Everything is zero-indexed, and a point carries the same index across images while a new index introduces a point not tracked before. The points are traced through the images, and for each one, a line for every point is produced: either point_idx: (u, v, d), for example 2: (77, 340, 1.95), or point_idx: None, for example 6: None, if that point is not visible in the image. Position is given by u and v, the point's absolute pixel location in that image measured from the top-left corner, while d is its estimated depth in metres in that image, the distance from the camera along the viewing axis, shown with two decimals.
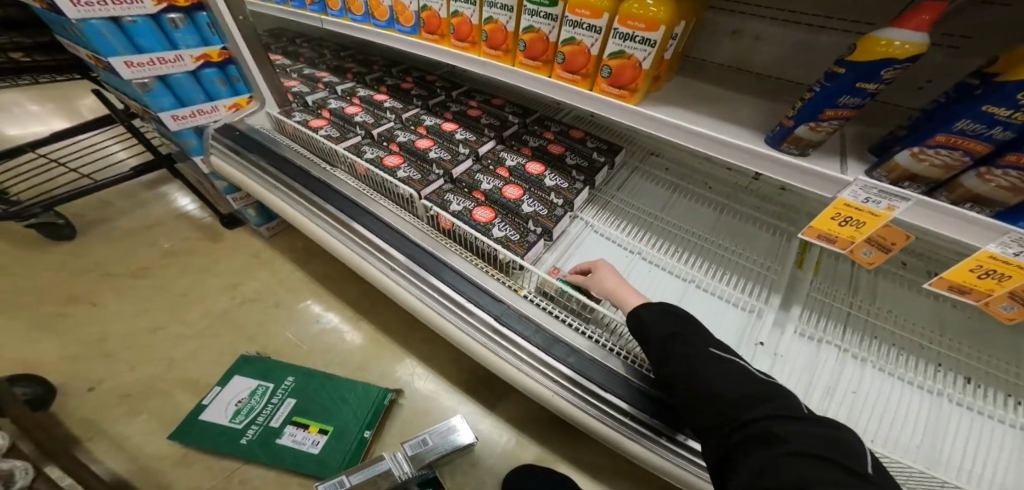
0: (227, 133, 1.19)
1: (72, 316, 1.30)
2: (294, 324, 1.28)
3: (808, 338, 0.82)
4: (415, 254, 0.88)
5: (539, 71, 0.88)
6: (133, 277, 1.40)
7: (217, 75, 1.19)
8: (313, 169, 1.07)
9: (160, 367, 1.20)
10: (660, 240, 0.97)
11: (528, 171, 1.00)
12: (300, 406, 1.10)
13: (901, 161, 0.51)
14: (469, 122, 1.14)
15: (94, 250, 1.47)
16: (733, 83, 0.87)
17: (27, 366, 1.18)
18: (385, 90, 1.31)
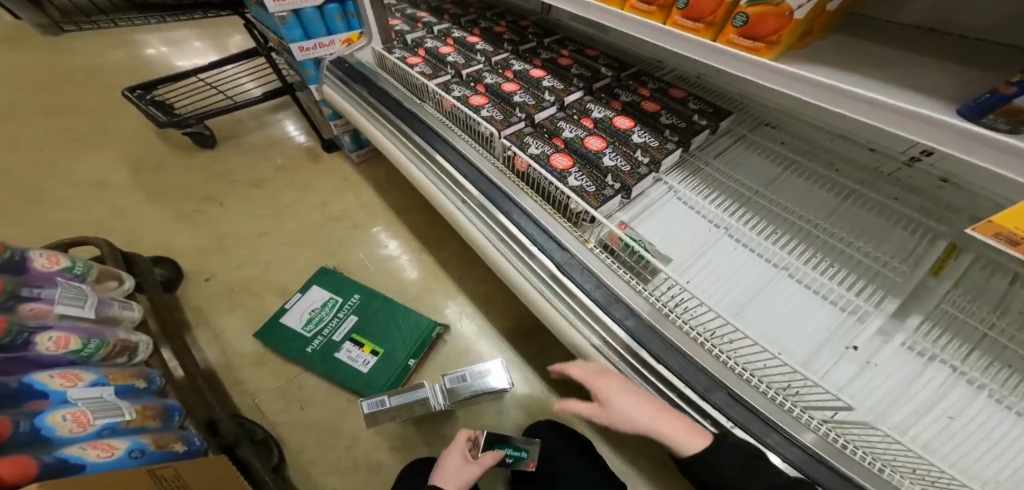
0: (340, 67, 1.28)
1: (204, 214, 1.57)
2: (367, 246, 1.39)
3: (911, 351, 0.66)
4: (487, 189, 0.88)
5: (653, 18, 0.80)
6: (251, 187, 1.62)
7: (337, 11, 1.31)
8: (406, 102, 1.11)
9: (260, 267, 1.40)
10: (754, 217, 0.85)
11: (616, 125, 0.92)
12: (359, 326, 1.20)
13: None
14: (559, 70, 1.09)
15: (226, 161, 1.74)
16: (902, 44, 0.69)
17: (169, 249, 1.46)
18: (478, 33, 1.30)
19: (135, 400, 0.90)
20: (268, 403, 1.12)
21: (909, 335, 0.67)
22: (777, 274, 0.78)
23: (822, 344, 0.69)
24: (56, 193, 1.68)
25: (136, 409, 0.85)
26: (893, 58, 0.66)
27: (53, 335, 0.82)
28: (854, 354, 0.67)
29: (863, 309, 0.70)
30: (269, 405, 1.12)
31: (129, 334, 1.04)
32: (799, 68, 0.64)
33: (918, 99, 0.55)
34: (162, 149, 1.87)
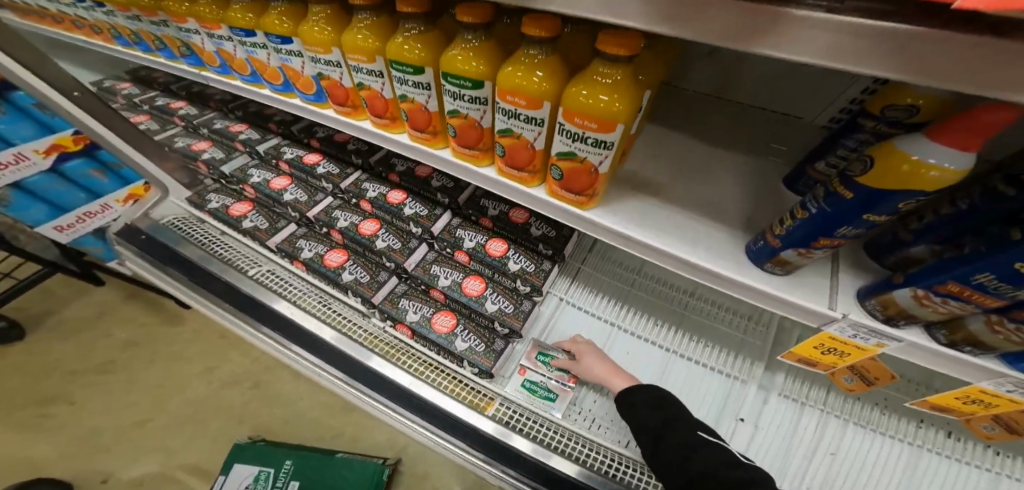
0: (133, 238, 1.05)
1: (55, 417, 1.28)
2: (278, 405, 1.30)
3: (790, 400, 0.82)
4: (365, 373, 0.88)
5: (477, 161, 0.71)
6: (96, 375, 1.35)
7: (88, 166, 1.03)
8: (230, 275, 0.96)
9: (158, 459, 1.22)
10: (637, 308, 0.93)
11: (489, 253, 0.90)
12: (305, 489, 1.12)
13: (900, 299, 0.47)
14: (416, 187, 0.97)
15: (47, 348, 1.39)
16: (710, 146, 0.78)
17: (36, 468, 1.20)
18: (317, 146, 1.08)
19: None
20: None
21: (783, 387, 0.83)
22: (671, 358, 0.88)
23: (720, 418, 0.81)
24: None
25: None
26: (700, 162, 0.74)
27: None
28: (745, 424, 0.80)
29: (741, 376, 0.84)
30: None
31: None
32: (632, 217, 0.63)
33: (721, 233, 0.62)
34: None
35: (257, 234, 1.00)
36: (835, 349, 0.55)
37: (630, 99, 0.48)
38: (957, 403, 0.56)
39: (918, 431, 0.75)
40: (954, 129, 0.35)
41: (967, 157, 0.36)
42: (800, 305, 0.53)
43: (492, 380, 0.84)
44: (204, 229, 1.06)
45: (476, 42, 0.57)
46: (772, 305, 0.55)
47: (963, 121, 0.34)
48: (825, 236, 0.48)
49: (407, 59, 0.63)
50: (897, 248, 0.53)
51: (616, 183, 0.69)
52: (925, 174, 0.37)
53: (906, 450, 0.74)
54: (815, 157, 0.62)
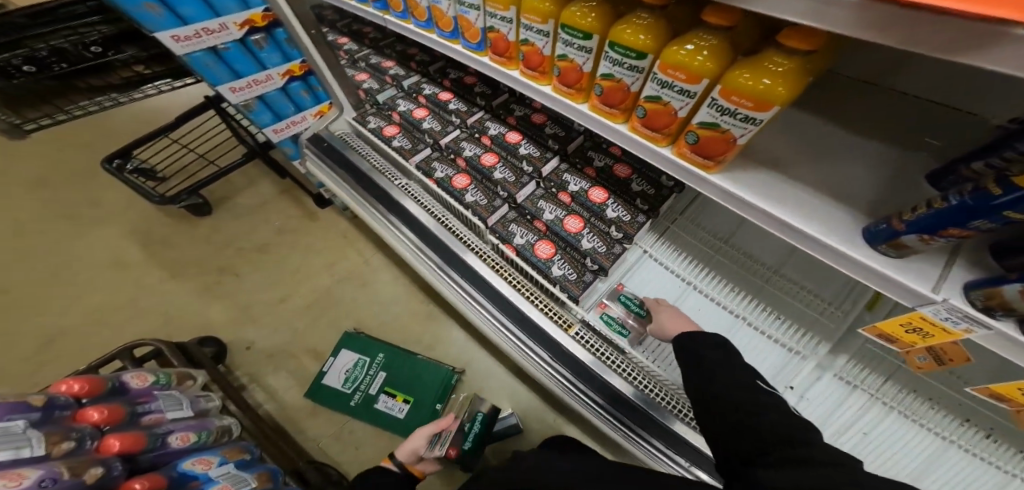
0: (318, 144, 1.27)
1: (224, 285, 1.60)
2: (378, 306, 1.54)
3: (843, 381, 0.88)
4: (473, 278, 1.07)
5: (613, 117, 0.83)
6: (256, 253, 1.66)
7: (302, 88, 1.21)
8: (381, 179, 1.18)
9: (289, 334, 1.51)
10: (717, 276, 1.03)
11: (591, 199, 1.02)
12: (390, 380, 1.39)
13: (1007, 292, 0.49)
14: (535, 132, 1.12)
15: (224, 225, 1.74)
16: (849, 136, 0.79)
17: (201, 328, 1.52)
18: (449, 85, 1.26)
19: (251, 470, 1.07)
20: (332, 448, 1.33)
21: (840, 370, 0.88)
22: (737, 324, 0.98)
23: (769, 381, 0.92)
24: (52, 280, 1.64)
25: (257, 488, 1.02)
26: (833, 148, 0.77)
27: (176, 433, 0.98)
28: (793, 392, 0.89)
29: (802, 352, 0.92)
30: (333, 449, 1.33)
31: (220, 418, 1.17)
32: (744, 180, 0.73)
33: (839, 212, 0.68)
34: (149, 209, 1.81)
35: (403, 153, 1.17)
36: (919, 328, 0.62)
37: (794, 85, 0.55)
38: (1016, 396, 0.61)
39: (972, 436, 0.75)
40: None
41: None
42: (890, 277, 0.60)
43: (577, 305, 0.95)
44: (365, 142, 1.26)
45: (649, 19, 0.66)
46: (860, 272, 0.64)
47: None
48: (956, 227, 0.51)
49: (579, 25, 0.73)
50: (1017, 251, 0.54)
51: (742, 156, 0.77)
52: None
53: (942, 444, 0.77)
54: (968, 156, 0.60)
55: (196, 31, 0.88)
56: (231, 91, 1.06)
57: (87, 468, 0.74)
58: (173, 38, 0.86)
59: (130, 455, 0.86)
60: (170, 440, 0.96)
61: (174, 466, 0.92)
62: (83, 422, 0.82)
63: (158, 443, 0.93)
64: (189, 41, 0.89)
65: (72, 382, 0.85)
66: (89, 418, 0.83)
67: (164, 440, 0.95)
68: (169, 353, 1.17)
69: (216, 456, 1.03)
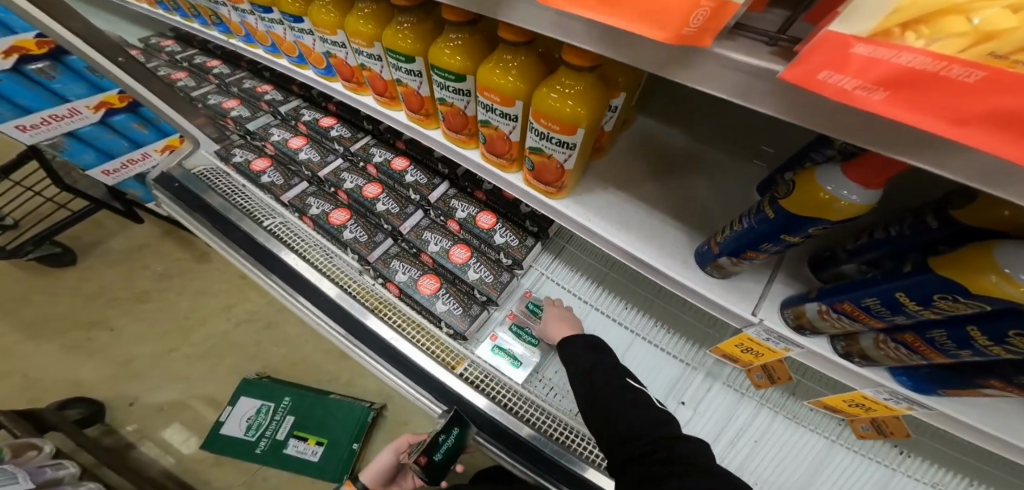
0: (168, 185, 1.14)
1: (96, 340, 1.44)
2: (284, 345, 1.45)
3: (731, 389, 0.91)
4: (352, 324, 0.98)
5: (465, 143, 0.75)
6: (135, 302, 1.51)
7: (132, 120, 1.19)
8: (245, 223, 1.06)
9: (183, 385, 1.39)
10: (617, 293, 1.02)
11: (479, 225, 0.97)
12: (299, 422, 1.30)
13: (808, 311, 0.54)
14: (419, 154, 1.06)
15: (96, 274, 1.56)
16: (695, 148, 0.77)
17: (74, 387, 1.36)
18: (334, 109, 1.16)
19: None
20: None
21: (727, 378, 0.92)
22: (636, 341, 0.97)
23: (664, 399, 0.91)
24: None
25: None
26: (680, 159, 0.76)
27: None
28: (685, 406, 0.90)
29: (692, 363, 0.94)
30: None
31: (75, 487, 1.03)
32: (597, 210, 0.70)
33: (678, 234, 0.67)
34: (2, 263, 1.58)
35: (274, 190, 1.08)
36: (751, 349, 0.66)
37: (591, 105, 0.53)
38: (845, 405, 0.68)
39: (834, 427, 0.84)
40: (859, 167, 0.38)
41: (868, 195, 0.38)
42: (724, 305, 0.60)
43: (467, 342, 0.94)
44: (228, 181, 1.14)
45: (461, 39, 0.60)
46: (707, 305, 0.62)
47: (868, 159, 0.37)
48: (753, 248, 0.52)
49: (401, 48, 0.64)
50: (831, 264, 0.57)
51: (588, 174, 0.74)
52: (835, 206, 0.40)
53: (820, 441, 0.84)
54: (784, 166, 0.60)
55: None
56: (19, 129, 1.01)
57: None
58: None
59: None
60: None
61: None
62: None
63: None
64: None
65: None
66: None
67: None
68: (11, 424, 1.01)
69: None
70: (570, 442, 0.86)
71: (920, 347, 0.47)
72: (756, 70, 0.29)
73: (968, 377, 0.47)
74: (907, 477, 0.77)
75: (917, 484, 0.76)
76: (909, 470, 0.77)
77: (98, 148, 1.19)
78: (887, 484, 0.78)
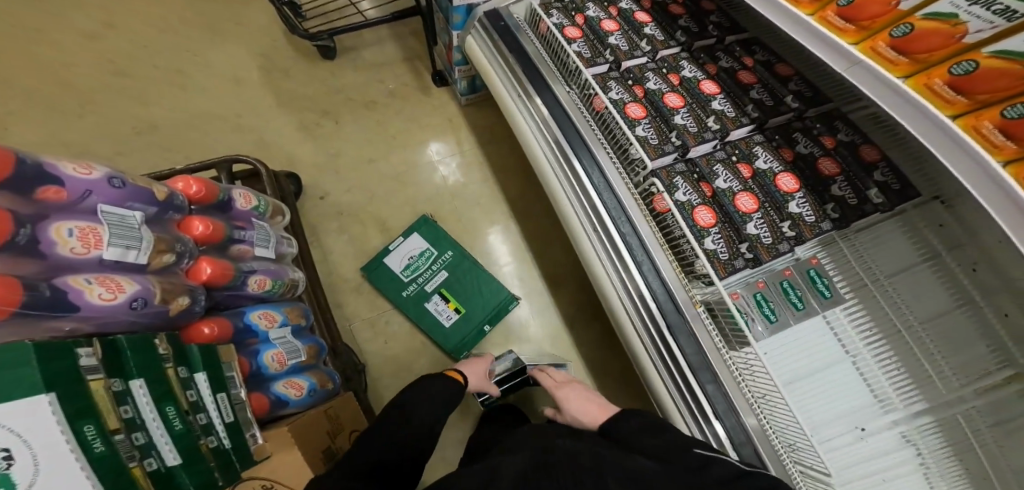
0: (495, 21, 1.12)
1: (324, 128, 1.52)
2: (460, 205, 1.45)
3: (907, 439, 0.79)
4: (614, 211, 0.93)
5: (894, 73, 0.53)
6: (362, 108, 1.55)
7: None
8: (553, 80, 1.04)
9: (366, 199, 1.44)
10: (857, 303, 0.87)
11: (779, 186, 0.88)
12: (449, 282, 1.34)
13: None
14: (736, 89, 0.97)
15: (334, 68, 1.62)
16: None
17: (291, 161, 1.47)
18: (649, 7, 1.11)
19: (302, 339, 0.99)
20: (359, 333, 1.30)
21: (909, 428, 0.79)
22: (843, 360, 0.85)
23: (836, 420, 0.83)
24: (169, 75, 1.60)
25: (293, 383, 0.87)
26: None
27: (255, 277, 0.90)
28: (860, 433, 0.81)
29: (890, 405, 0.81)
30: (360, 334, 1.30)
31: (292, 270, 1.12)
32: None
33: None
34: (272, 25, 1.73)
35: (579, 59, 1.02)
36: None
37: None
38: None
39: None
40: None
41: None
42: None
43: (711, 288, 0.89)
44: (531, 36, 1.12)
45: None
46: None
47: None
48: None
49: None
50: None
51: None
52: None
53: None
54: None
55: None
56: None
57: (176, 296, 0.67)
58: None
59: (209, 287, 0.79)
60: (248, 282, 0.88)
61: (241, 315, 0.85)
62: (186, 232, 0.77)
63: (236, 284, 0.84)
64: None
65: (190, 181, 0.80)
66: (193, 230, 0.77)
67: (243, 281, 0.86)
68: (266, 181, 1.13)
69: (280, 314, 0.95)
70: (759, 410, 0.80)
71: None
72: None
73: None
74: None
75: None
76: None
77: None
78: None
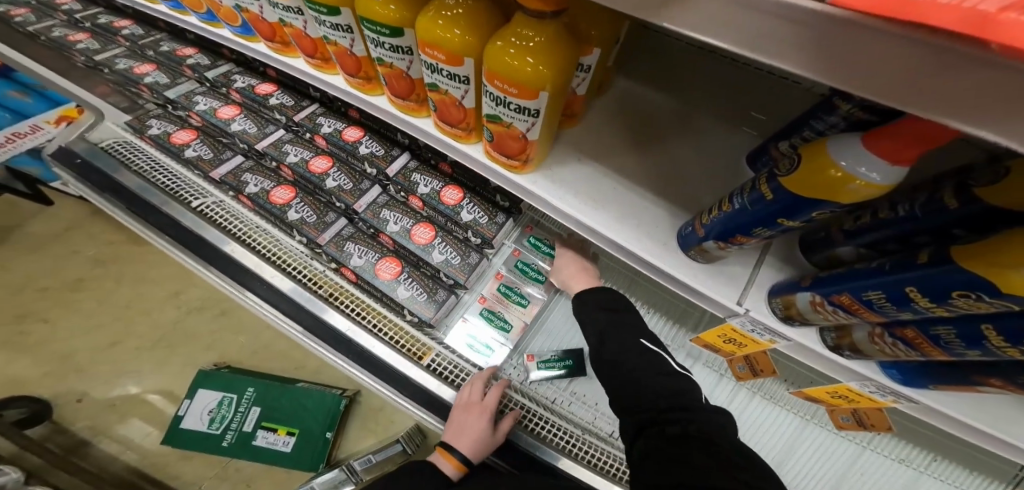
0: (69, 162, 0.96)
1: (31, 334, 1.42)
2: (236, 334, 1.42)
3: (713, 369, 0.89)
4: (306, 319, 0.87)
5: (415, 112, 0.63)
6: (70, 292, 1.49)
7: (9, 87, 1.25)
8: (173, 210, 0.92)
9: (132, 378, 1.37)
10: None
11: (444, 201, 0.90)
12: (265, 414, 1.26)
13: (799, 302, 0.46)
14: (376, 124, 0.94)
15: (25, 263, 1.52)
16: (681, 111, 0.64)
17: (14, 384, 1.35)
18: (274, 75, 0.99)
19: None
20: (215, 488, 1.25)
21: (705, 358, 0.90)
22: None
23: None
24: None
25: None
26: (663, 121, 0.63)
27: None
28: None
29: (672, 344, 0.91)
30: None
31: None
32: (570, 186, 0.59)
33: (663, 213, 0.56)
34: None
35: (200, 165, 0.93)
36: (733, 339, 0.60)
37: (556, 63, 0.41)
38: (720, 342, 0.63)
39: (810, 407, 0.84)
40: (891, 135, 0.27)
41: (904, 171, 0.28)
42: (706, 295, 0.53)
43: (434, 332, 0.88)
44: (146, 156, 0.98)
45: None
46: (691, 295, 0.55)
47: (902, 125, 0.26)
48: (743, 233, 0.42)
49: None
50: (826, 246, 0.47)
51: (560, 143, 0.62)
52: (848, 187, 0.30)
53: (794, 419, 0.84)
54: (781, 132, 0.47)
55: None
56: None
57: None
58: None
59: None
60: None
61: None
62: None
63: None
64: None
65: None
66: None
67: None
68: None
69: None
70: (540, 430, 0.86)
71: (922, 343, 0.42)
72: (782, 10, 0.21)
73: (964, 373, 0.43)
74: (873, 451, 0.79)
75: (880, 457, 0.78)
76: (874, 442, 0.79)
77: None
78: (854, 459, 0.80)
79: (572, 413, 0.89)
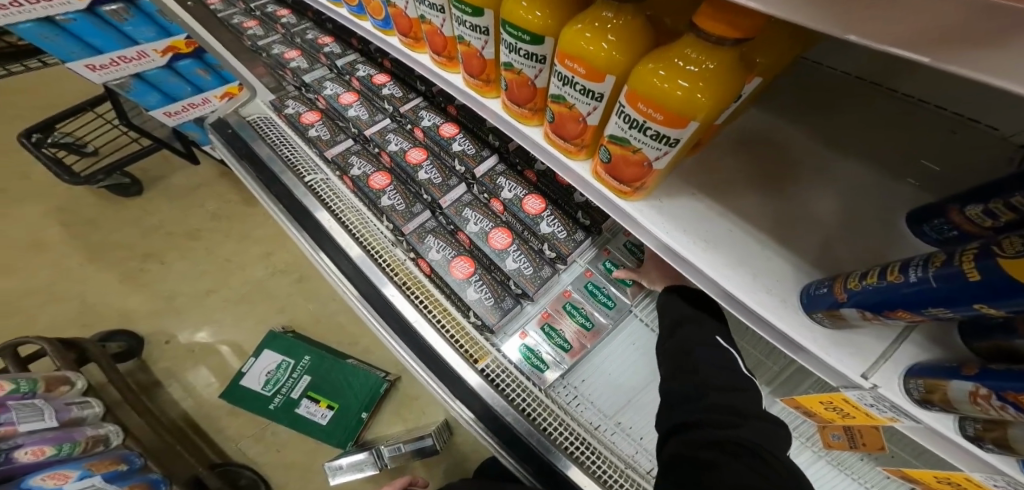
0: (221, 131, 1.06)
1: (148, 273, 1.56)
2: (312, 302, 1.49)
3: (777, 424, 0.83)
4: (376, 300, 0.89)
5: (528, 121, 0.63)
6: (186, 238, 1.62)
7: (197, 66, 1.31)
8: (286, 178, 0.97)
9: (213, 328, 1.46)
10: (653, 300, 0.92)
11: (526, 209, 0.89)
12: (313, 384, 1.30)
13: (951, 391, 0.39)
14: (472, 123, 0.96)
15: (153, 207, 1.68)
16: (828, 154, 0.59)
17: (123, 313, 1.48)
18: (389, 66, 1.04)
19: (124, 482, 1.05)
20: (252, 449, 1.30)
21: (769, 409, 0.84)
22: None
23: None
24: None
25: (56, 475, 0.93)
26: (799, 163, 0.59)
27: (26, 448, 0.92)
28: None
29: None
30: (252, 450, 1.30)
31: (96, 427, 1.10)
32: (680, 218, 0.56)
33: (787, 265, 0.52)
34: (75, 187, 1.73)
35: (319, 144, 0.99)
36: (841, 409, 0.55)
37: (717, 92, 0.39)
38: (821, 408, 0.58)
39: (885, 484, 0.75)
40: None
41: None
42: (825, 361, 0.48)
43: (493, 336, 0.87)
44: (278, 131, 1.06)
45: None
46: (802, 356, 0.51)
47: None
48: (906, 308, 0.38)
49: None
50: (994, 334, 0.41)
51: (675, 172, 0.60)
52: None
53: None
54: (969, 197, 0.41)
55: (113, 60, 1.09)
56: (88, 67, 1.06)
57: None
58: (87, 67, 1.06)
59: None
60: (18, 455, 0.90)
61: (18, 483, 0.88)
62: None
63: None
64: (177, 114, 1.41)
65: None
66: None
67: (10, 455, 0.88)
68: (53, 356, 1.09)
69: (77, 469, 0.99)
70: (579, 455, 0.80)
71: None
72: None
73: None
74: None
75: None
76: None
77: (163, 91, 1.30)
78: None
79: (614, 443, 0.84)
